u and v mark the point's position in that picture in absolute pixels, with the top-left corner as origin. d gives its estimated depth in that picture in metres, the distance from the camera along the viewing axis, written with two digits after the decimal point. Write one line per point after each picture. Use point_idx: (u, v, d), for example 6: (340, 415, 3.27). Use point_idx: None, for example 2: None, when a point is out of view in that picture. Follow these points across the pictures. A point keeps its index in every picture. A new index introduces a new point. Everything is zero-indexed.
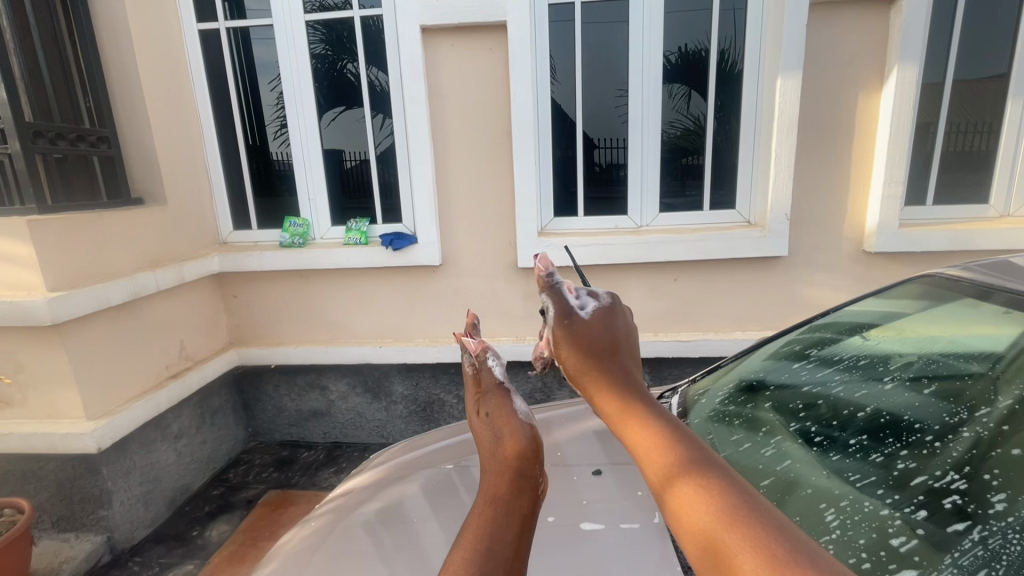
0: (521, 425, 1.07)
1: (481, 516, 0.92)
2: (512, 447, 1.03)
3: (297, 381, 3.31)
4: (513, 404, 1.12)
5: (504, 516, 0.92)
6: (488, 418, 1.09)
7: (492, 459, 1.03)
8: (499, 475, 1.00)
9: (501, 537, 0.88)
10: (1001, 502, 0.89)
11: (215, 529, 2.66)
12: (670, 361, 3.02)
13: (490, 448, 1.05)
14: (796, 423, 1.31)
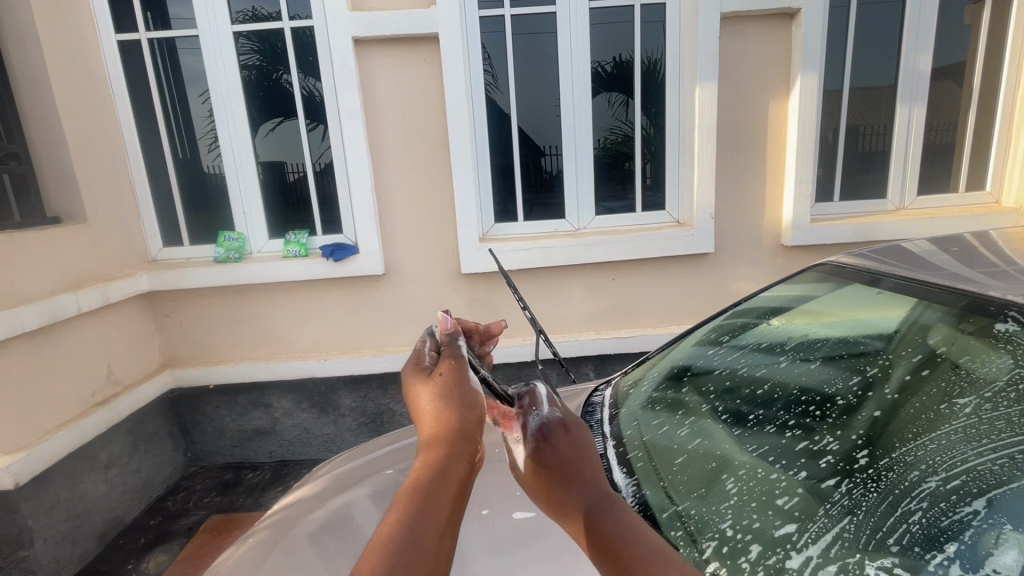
0: (472, 390, 0.89)
1: (417, 482, 0.79)
2: (455, 413, 0.85)
3: (239, 400, 3.21)
4: (467, 371, 0.91)
5: (443, 485, 0.78)
6: (438, 378, 0.89)
7: (437, 418, 0.85)
8: (439, 441, 0.83)
9: (436, 511, 0.75)
10: (865, 458, 1.01)
11: (151, 561, 2.54)
12: (612, 358, 3.14)
13: (432, 405, 0.87)
14: (711, 402, 1.42)
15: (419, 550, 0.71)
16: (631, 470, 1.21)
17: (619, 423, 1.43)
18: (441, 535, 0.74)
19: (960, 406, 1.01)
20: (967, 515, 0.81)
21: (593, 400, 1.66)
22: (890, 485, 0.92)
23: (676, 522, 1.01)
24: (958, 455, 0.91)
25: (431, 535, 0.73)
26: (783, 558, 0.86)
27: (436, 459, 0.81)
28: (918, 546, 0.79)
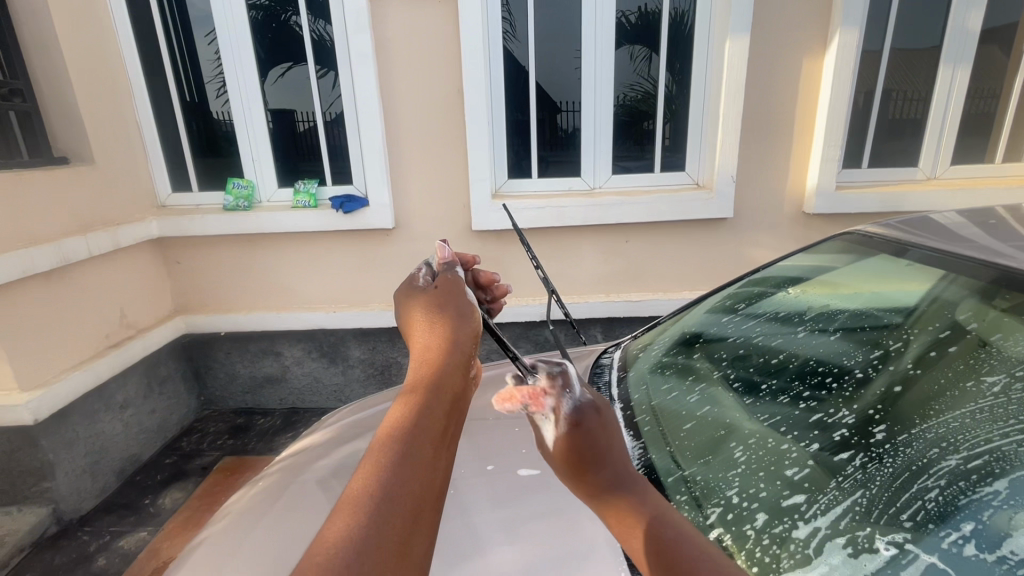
0: (466, 304, 0.89)
1: (414, 385, 0.75)
2: (451, 322, 0.85)
3: (250, 347, 3.26)
4: (462, 288, 0.94)
5: (440, 382, 0.75)
6: (434, 297, 0.91)
7: (432, 330, 0.84)
8: (436, 347, 0.81)
9: (435, 408, 0.72)
10: (880, 433, 0.97)
11: (168, 496, 2.65)
12: (621, 320, 3.12)
13: (428, 320, 0.87)
14: (723, 369, 1.39)
15: (418, 449, 0.66)
16: (639, 433, 1.21)
17: (628, 386, 1.43)
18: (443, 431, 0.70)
19: (987, 383, 0.96)
20: (987, 494, 0.78)
21: (602, 363, 1.65)
22: (906, 461, 0.89)
23: (682, 487, 1.02)
24: (981, 433, 0.87)
25: (433, 432, 0.69)
26: (789, 528, 0.86)
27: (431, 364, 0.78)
28: (933, 523, 0.78)
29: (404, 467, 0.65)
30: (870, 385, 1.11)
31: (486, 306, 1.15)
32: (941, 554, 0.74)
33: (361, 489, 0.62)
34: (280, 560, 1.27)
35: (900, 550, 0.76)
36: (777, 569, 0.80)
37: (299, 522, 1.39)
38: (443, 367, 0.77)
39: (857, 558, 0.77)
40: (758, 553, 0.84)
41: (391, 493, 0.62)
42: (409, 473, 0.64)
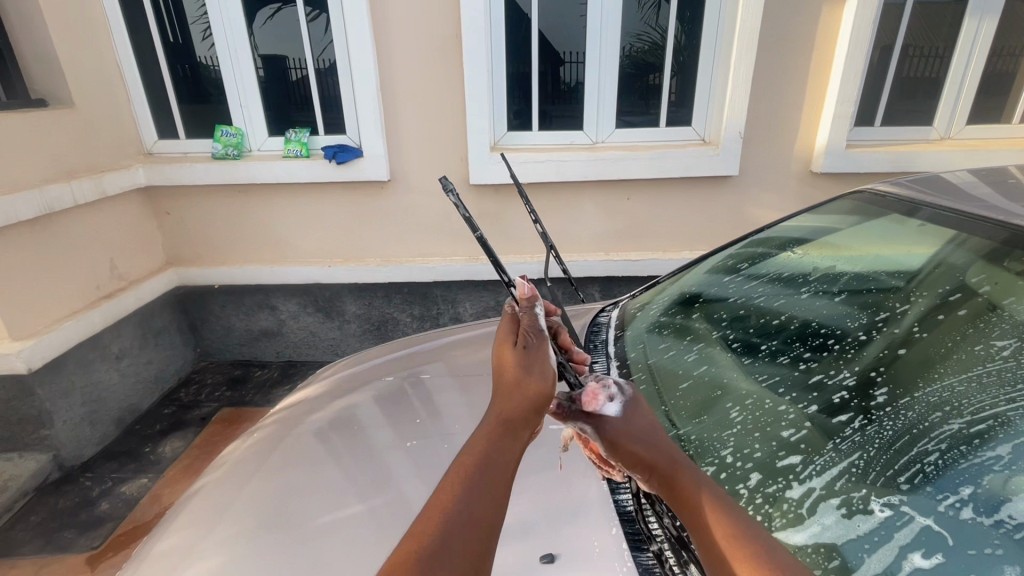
0: (550, 371, 0.83)
1: (480, 443, 0.76)
2: (536, 385, 0.80)
3: (245, 301, 3.23)
4: (548, 348, 0.85)
5: (506, 452, 0.75)
6: (522, 355, 0.82)
7: (514, 396, 0.79)
8: (510, 415, 0.78)
9: (499, 476, 0.73)
10: (881, 395, 0.95)
11: (168, 446, 2.69)
12: (619, 280, 3.09)
13: (510, 378, 0.81)
14: (721, 330, 1.37)
15: (491, 492, 0.71)
16: (634, 391, 1.20)
17: (624, 344, 1.42)
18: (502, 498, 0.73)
19: (997, 347, 0.93)
20: (989, 459, 0.77)
21: (600, 321, 1.62)
22: (907, 424, 0.87)
23: (675, 444, 1.01)
24: (986, 398, 0.85)
25: (493, 498, 0.71)
26: (783, 488, 0.85)
27: (504, 430, 0.77)
28: (930, 485, 0.77)
29: (459, 532, 0.67)
30: (873, 345, 1.09)
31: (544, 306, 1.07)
32: (937, 517, 0.73)
33: (418, 549, 0.65)
34: (277, 513, 1.28)
35: (895, 512, 0.76)
36: (769, 528, 0.81)
37: (294, 473, 1.39)
38: (515, 438, 0.77)
39: (851, 519, 0.77)
40: (750, 511, 0.84)
41: (445, 561, 0.65)
42: (464, 541, 0.67)
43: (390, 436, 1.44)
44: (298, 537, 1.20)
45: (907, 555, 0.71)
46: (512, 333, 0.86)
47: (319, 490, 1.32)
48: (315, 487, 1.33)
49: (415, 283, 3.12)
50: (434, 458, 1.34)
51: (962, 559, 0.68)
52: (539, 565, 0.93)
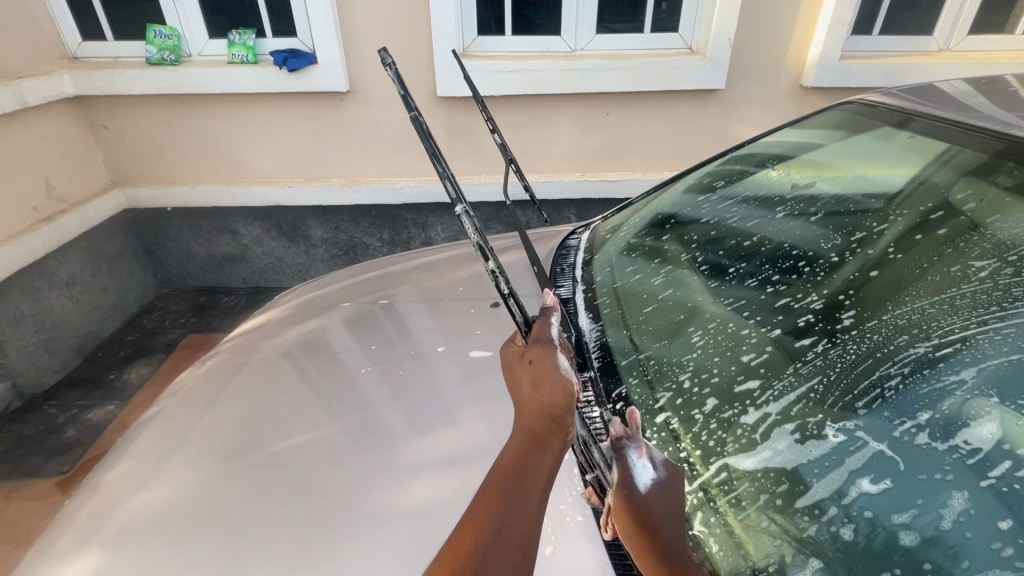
0: (567, 381, 0.77)
1: (510, 450, 0.69)
2: (551, 395, 0.74)
3: (202, 224, 3.06)
4: (558, 356, 0.80)
5: (536, 459, 0.67)
6: (530, 370, 0.78)
7: (533, 409, 0.73)
8: (536, 428, 0.71)
9: (533, 481, 0.66)
10: (848, 319, 0.90)
11: (134, 372, 2.64)
12: (596, 202, 2.99)
13: (523, 396, 0.76)
14: (690, 252, 1.29)
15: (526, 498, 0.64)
16: (598, 316, 1.16)
17: (591, 268, 1.35)
18: (538, 505, 0.65)
19: (974, 268, 0.87)
20: (952, 383, 0.73)
21: (569, 245, 1.54)
22: (871, 348, 0.83)
23: (636, 368, 1.00)
24: (956, 320, 0.80)
25: (529, 506, 0.63)
26: (738, 413, 0.84)
27: (532, 440, 0.70)
28: (888, 410, 0.75)
29: (499, 540, 0.59)
30: (847, 264, 1.02)
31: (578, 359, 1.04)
32: (891, 442, 0.71)
33: (456, 560, 0.57)
34: (228, 441, 1.18)
35: (849, 437, 0.74)
36: (720, 453, 0.80)
37: (250, 400, 1.29)
38: (546, 444, 0.69)
39: (803, 445, 0.76)
40: (704, 436, 0.83)
41: (486, 574, 0.57)
42: (505, 549, 0.59)
43: (355, 361, 1.34)
44: (252, 462, 1.11)
45: (856, 480, 0.70)
46: (517, 356, 0.83)
47: (270, 417, 1.22)
48: (266, 414, 1.23)
49: (383, 205, 2.97)
50: (390, 381, 1.25)
51: (911, 483, 0.67)
52: None
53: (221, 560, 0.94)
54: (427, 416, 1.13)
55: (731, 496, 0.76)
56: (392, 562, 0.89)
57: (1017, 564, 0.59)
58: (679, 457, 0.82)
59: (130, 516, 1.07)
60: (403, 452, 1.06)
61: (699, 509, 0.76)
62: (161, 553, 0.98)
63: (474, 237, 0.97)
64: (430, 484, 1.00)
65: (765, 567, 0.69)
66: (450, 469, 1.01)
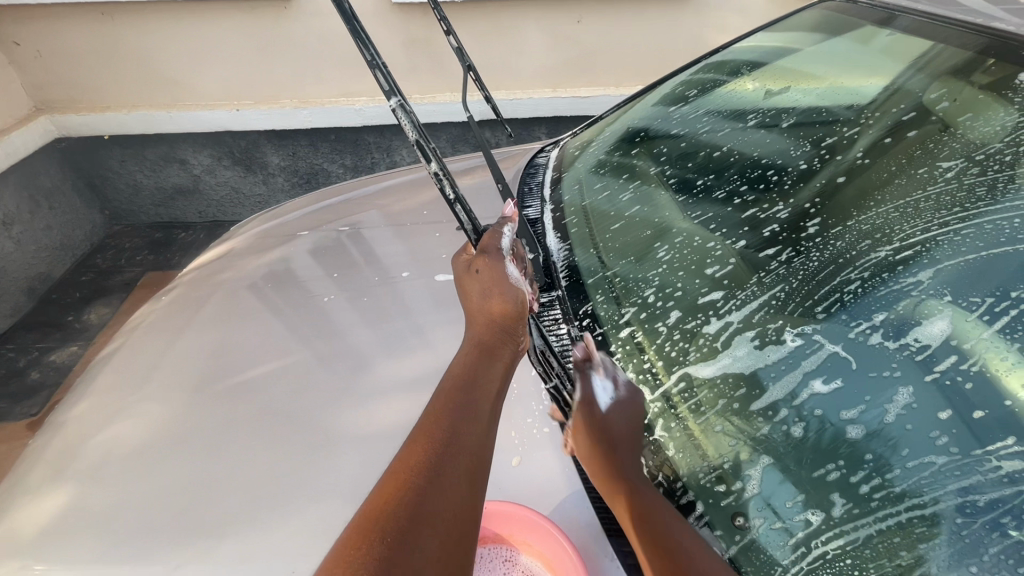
0: (517, 291, 0.83)
1: (458, 365, 0.75)
2: (499, 307, 0.81)
3: (147, 154, 2.85)
4: (506, 265, 0.85)
5: (485, 370, 0.74)
6: (477, 277, 0.84)
7: (481, 323, 0.81)
8: (485, 341, 0.79)
9: (483, 392, 0.71)
10: (813, 227, 0.89)
11: (93, 313, 2.55)
12: (568, 121, 2.86)
13: (474, 308, 0.83)
14: (657, 166, 1.23)
15: (476, 408, 0.69)
16: (565, 236, 1.13)
17: (559, 187, 1.30)
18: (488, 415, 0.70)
19: (942, 169, 0.85)
20: (909, 285, 0.74)
21: (537, 164, 1.48)
22: (834, 254, 0.83)
23: (602, 285, 0.99)
24: (919, 223, 0.80)
25: (478, 413, 0.68)
26: (701, 323, 0.84)
27: (481, 353, 0.77)
28: (846, 313, 0.75)
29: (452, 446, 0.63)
30: (815, 169, 0.99)
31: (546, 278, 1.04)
32: (846, 344, 0.73)
33: (410, 466, 0.59)
34: (192, 375, 1.15)
35: (806, 341, 0.76)
36: (682, 362, 0.81)
37: (210, 332, 1.25)
38: (492, 358, 0.77)
39: (762, 351, 0.77)
40: (667, 347, 0.84)
41: (441, 474, 0.59)
42: (458, 454, 0.62)
43: (319, 289, 1.30)
44: (216, 393, 1.09)
45: (809, 382, 0.72)
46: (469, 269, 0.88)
47: (234, 348, 1.19)
48: (229, 346, 1.20)
49: (342, 129, 2.79)
50: (354, 308, 1.22)
51: (861, 382, 0.70)
52: None
53: (199, 484, 0.95)
54: (394, 341, 1.12)
55: (691, 402, 0.78)
56: (368, 478, 0.91)
57: (951, 450, 0.62)
58: (643, 368, 0.84)
59: (99, 450, 1.06)
60: (371, 376, 1.06)
61: (660, 416, 0.79)
62: (136, 483, 0.98)
63: (411, 133, 0.85)
64: (400, 405, 1.00)
65: (719, 465, 0.72)
66: (419, 389, 1.02)
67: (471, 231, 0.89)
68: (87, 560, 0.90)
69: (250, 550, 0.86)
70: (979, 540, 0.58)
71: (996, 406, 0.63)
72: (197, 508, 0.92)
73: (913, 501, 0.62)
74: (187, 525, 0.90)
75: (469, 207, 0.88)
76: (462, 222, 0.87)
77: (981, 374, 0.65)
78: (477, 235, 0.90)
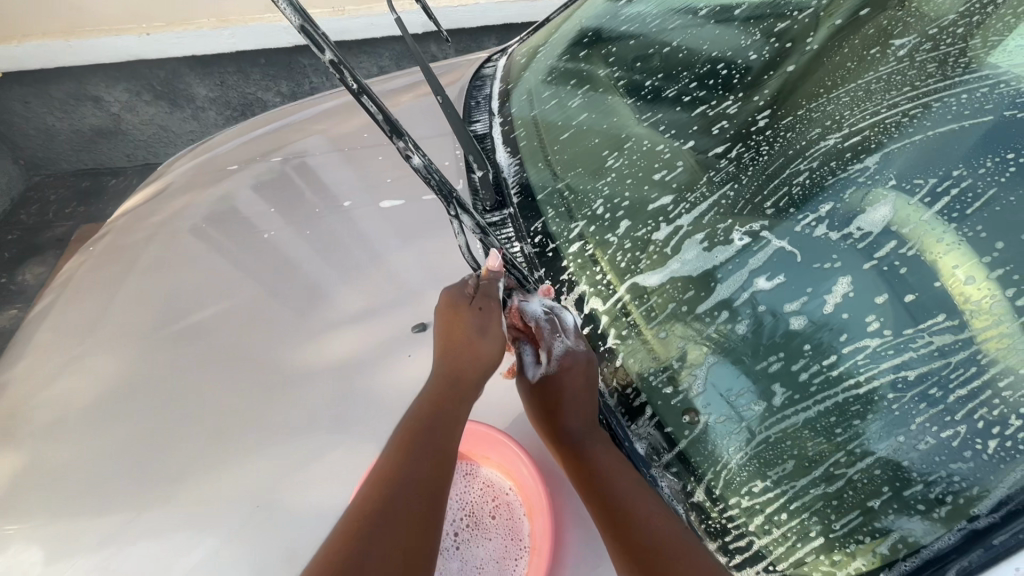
0: (496, 341, 0.82)
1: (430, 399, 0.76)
2: (479, 351, 0.80)
3: (53, 93, 2.54)
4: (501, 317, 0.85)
5: (453, 405, 0.76)
6: (478, 315, 0.82)
7: (461, 353, 0.79)
8: (458, 383, 0.78)
9: (446, 428, 0.73)
10: (763, 119, 0.85)
11: (29, 272, 2.44)
12: (519, 29, 2.66)
13: (462, 338, 0.79)
14: (607, 70, 1.14)
15: (437, 445, 0.71)
16: (514, 151, 1.07)
17: (505, 101, 1.21)
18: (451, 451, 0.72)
19: (895, 48, 0.81)
20: (855, 172, 0.73)
21: (483, 75, 1.36)
22: (783, 147, 0.80)
23: (553, 199, 0.95)
24: (868, 107, 0.77)
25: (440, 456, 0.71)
26: (651, 230, 0.83)
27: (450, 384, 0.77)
28: (793, 207, 0.75)
29: (407, 493, 0.67)
30: (767, 57, 0.93)
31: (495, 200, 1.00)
32: (791, 238, 0.73)
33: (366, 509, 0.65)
34: (133, 326, 1.09)
35: (754, 239, 0.75)
36: (633, 271, 0.80)
37: (144, 282, 1.17)
38: (463, 397, 0.77)
39: (711, 252, 0.77)
40: (618, 257, 0.83)
41: (391, 517, 0.64)
42: (414, 496, 0.66)
43: (257, 227, 1.22)
44: (159, 341, 1.05)
45: (754, 279, 0.73)
46: (466, 296, 0.84)
47: (172, 295, 1.12)
48: (167, 293, 1.13)
49: (272, 50, 2.52)
50: (299, 244, 1.15)
51: (805, 274, 0.70)
52: (413, 335, 0.96)
53: (152, 435, 0.93)
54: (342, 275, 1.06)
55: (644, 307, 0.78)
56: (323, 412, 0.90)
57: (885, 332, 0.64)
58: (596, 280, 0.82)
59: (40, 411, 1.01)
60: (321, 311, 1.02)
61: (613, 325, 0.78)
62: (87, 439, 0.95)
63: (293, 17, 0.73)
64: (351, 338, 0.97)
65: (670, 366, 0.73)
66: (370, 321, 0.99)
67: (383, 121, 0.80)
68: (43, 514, 0.89)
69: (211, 491, 0.86)
70: (907, 412, 0.61)
71: (928, 287, 0.64)
72: (155, 458, 0.90)
73: (849, 382, 0.64)
74: (143, 477, 0.89)
75: (376, 96, 0.79)
76: (372, 109, 0.79)
77: (918, 256, 0.66)
78: (387, 124, 0.81)
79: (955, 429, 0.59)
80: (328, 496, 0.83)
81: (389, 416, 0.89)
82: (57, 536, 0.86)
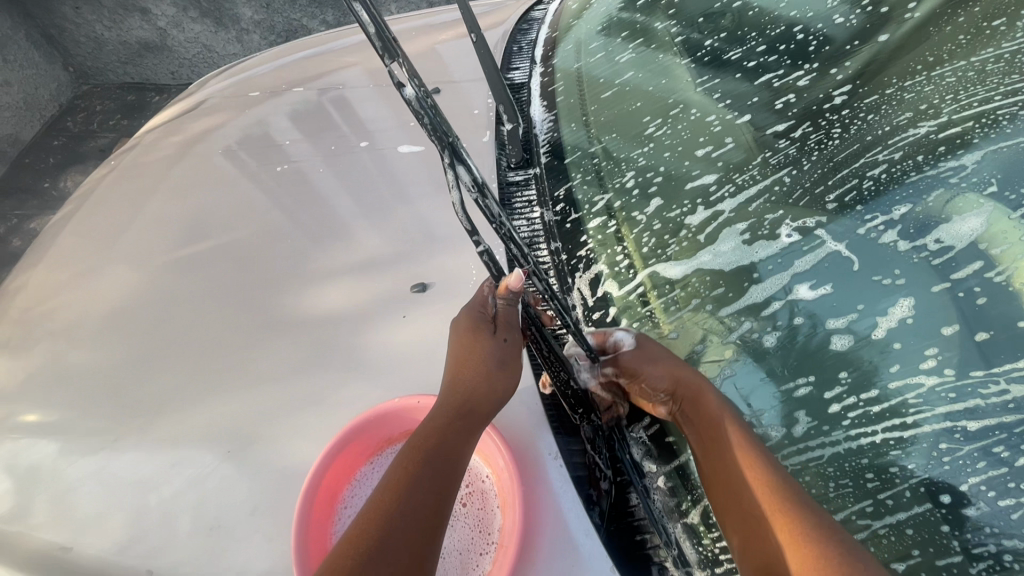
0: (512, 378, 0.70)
1: (437, 420, 0.66)
2: (498, 378, 0.68)
3: (103, 1, 2.51)
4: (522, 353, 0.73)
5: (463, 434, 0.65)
6: (500, 345, 0.69)
7: (475, 383, 0.67)
8: (471, 408, 0.66)
9: (452, 459, 0.64)
10: (840, 96, 0.72)
11: (70, 180, 2.51)
12: None
13: (476, 360, 0.67)
14: (663, 22, 0.97)
15: (439, 478, 0.63)
16: (550, 107, 0.96)
17: (549, 51, 1.07)
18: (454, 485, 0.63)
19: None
20: (948, 170, 0.62)
21: (532, 19, 1.21)
22: (859, 132, 0.68)
23: (581, 166, 0.85)
24: (976, 97, 0.64)
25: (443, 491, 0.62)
26: (686, 213, 0.73)
27: (460, 410, 0.66)
28: (859, 204, 0.65)
29: (400, 526, 0.59)
30: (856, 22, 0.76)
31: (523, 156, 0.91)
32: (852, 242, 0.64)
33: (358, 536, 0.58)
34: (134, 249, 1.06)
35: (805, 237, 0.66)
36: (657, 257, 0.71)
37: (150, 205, 1.13)
38: (474, 426, 0.66)
39: (751, 246, 0.68)
40: (644, 237, 0.73)
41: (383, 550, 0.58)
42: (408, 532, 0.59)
43: (270, 159, 1.15)
44: (156, 268, 1.02)
45: (795, 287, 0.64)
46: (487, 318, 0.70)
47: (177, 221, 1.09)
48: (173, 217, 1.10)
49: None
50: (310, 184, 1.08)
51: (858, 289, 0.62)
52: (411, 295, 0.90)
53: (136, 363, 0.91)
54: (349, 221, 1.00)
55: (666, 298, 0.70)
56: (310, 363, 0.86)
57: (945, 372, 0.55)
58: (615, 261, 0.73)
59: (44, 315, 1.00)
60: (322, 257, 0.97)
61: (625, 313, 0.71)
62: (74, 354, 0.94)
63: None
64: (347, 289, 0.92)
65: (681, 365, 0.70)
66: (371, 274, 0.93)
67: (371, 30, 0.63)
68: (26, 421, 0.88)
69: (186, 427, 0.84)
70: (960, 468, 0.53)
71: (1007, 326, 0.55)
72: (128, 388, 0.88)
73: (893, 422, 0.56)
74: (122, 402, 0.87)
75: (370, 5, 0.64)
76: (360, 15, 0.62)
77: (1003, 286, 0.56)
78: (379, 33, 0.63)
79: (1017, 500, 0.51)
80: (303, 451, 0.80)
81: (377, 376, 0.85)
82: (34, 446, 0.86)
